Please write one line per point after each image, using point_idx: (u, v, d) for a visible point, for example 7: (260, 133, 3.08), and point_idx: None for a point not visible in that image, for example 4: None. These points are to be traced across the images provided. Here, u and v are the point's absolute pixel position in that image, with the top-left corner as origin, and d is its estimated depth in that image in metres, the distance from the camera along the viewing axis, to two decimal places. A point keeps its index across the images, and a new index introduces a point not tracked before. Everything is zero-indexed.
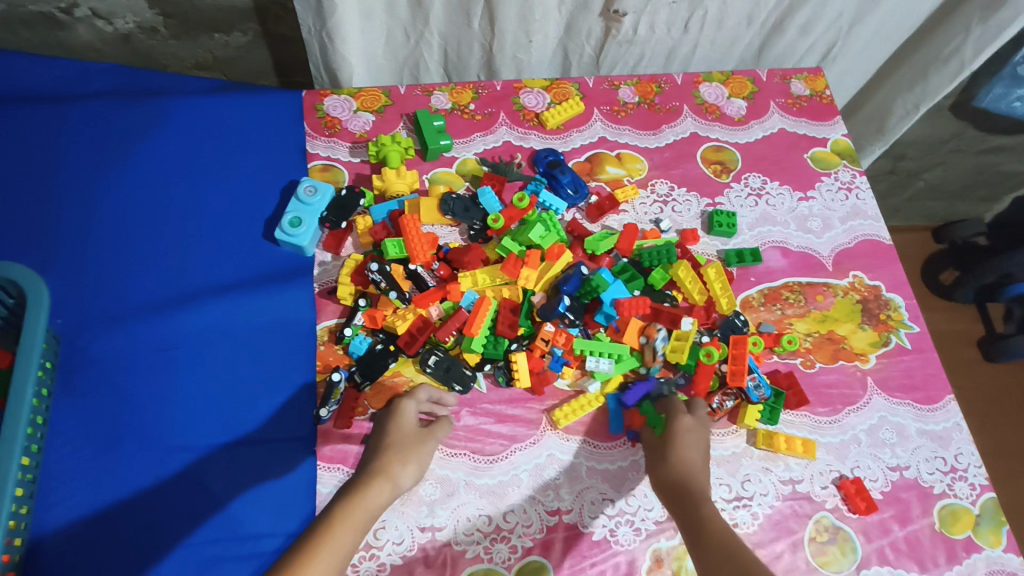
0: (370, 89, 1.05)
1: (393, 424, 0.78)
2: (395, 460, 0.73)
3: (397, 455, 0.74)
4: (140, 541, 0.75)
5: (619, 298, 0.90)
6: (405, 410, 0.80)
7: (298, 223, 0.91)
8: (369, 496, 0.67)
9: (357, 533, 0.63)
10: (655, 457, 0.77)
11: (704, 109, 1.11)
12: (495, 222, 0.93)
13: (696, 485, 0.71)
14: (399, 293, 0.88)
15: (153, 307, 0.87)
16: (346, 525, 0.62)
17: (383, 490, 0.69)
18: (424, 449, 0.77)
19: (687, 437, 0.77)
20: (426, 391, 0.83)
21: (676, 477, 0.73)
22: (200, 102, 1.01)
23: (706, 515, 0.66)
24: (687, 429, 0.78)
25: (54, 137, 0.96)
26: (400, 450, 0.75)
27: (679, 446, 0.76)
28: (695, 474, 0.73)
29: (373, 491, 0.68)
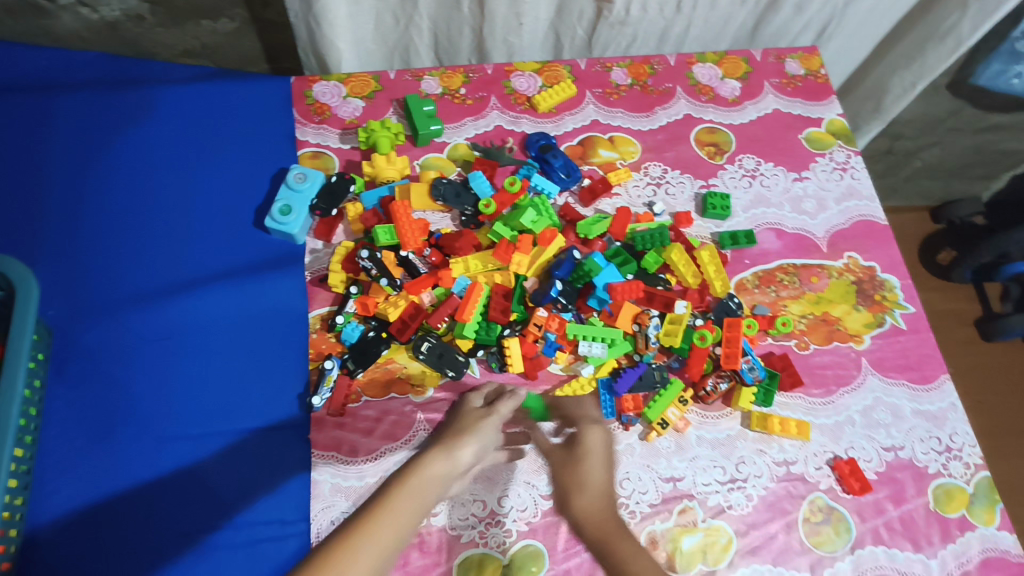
0: (359, 75, 1.04)
1: (458, 413, 0.81)
2: (460, 437, 0.77)
3: (463, 433, 0.78)
4: (135, 530, 0.75)
5: (612, 282, 0.89)
6: (469, 401, 0.83)
7: (288, 212, 0.91)
8: (432, 470, 0.68)
9: (422, 505, 0.63)
10: (562, 485, 0.80)
11: (697, 90, 1.09)
12: (487, 207, 0.92)
13: (606, 513, 0.78)
14: (391, 280, 0.88)
15: (144, 297, 0.87)
16: (411, 494, 0.62)
17: (443, 463, 0.71)
18: (486, 432, 0.80)
19: (592, 458, 0.82)
20: (490, 386, 0.86)
21: (594, 516, 0.77)
22: (188, 90, 1.00)
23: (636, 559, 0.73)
24: (592, 448, 0.83)
25: (41, 126, 0.95)
26: (465, 433, 0.78)
27: (586, 471, 0.81)
28: (601, 501, 0.79)
29: (436, 464, 0.69)
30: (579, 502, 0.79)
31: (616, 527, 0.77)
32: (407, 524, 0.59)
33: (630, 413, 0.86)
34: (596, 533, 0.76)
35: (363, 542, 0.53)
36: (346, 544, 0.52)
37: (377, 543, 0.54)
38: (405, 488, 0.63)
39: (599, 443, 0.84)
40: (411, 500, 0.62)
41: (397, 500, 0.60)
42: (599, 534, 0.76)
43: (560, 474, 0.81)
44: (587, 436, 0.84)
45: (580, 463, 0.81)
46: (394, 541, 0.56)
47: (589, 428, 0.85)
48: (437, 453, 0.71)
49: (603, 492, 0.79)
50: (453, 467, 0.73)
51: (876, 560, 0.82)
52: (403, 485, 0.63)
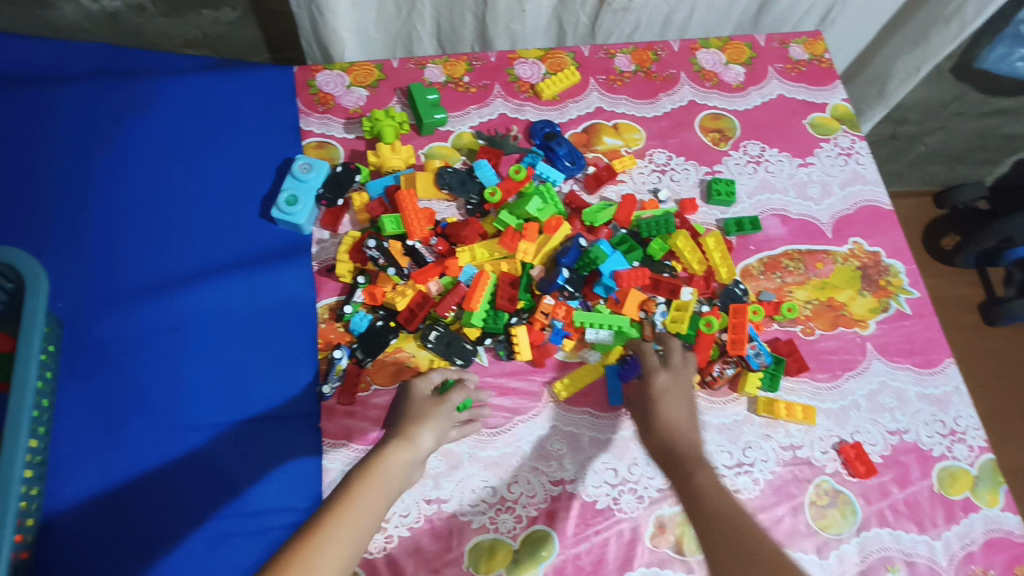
0: (362, 64, 1.04)
1: (407, 399, 0.74)
2: (412, 427, 0.69)
3: (414, 422, 0.70)
4: (150, 519, 0.76)
5: (618, 269, 0.90)
6: (418, 385, 0.76)
7: (294, 202, 0.91)
8: (387, 469, 0.63)
9: (387, 493, 0.61)
10: (643, 424, 0.77)
11: (701, 76, 1.09)
12: (492, 195, 0.93)
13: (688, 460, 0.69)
14: (398, 269, 0.88)
15: (153, 289, 0.87)
16: (374, 485, 0.61)
17: (403, 454, 0.65)
18: (446, 418, 0.72)
19: (663, 399, 0.77)
20: (438, 372, 0.80)
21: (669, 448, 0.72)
22: (191, 81, 1.00)
23: (703, 480, 0.66)
24: (663, 388, 0.78)
25: (45, 118, 0.95)
26: (419, 418, 0.70)
27: (657, 410, 0.76)
28: (682, 436, 0.72)
29: (391, 462, 0.64)
30: (656, 437, 0.74)
31: (697, 458, 0.70)
32: (374, 516, 0.59)
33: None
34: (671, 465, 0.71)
35: (328, 542, 0.54)
36: (309, 548, 0.53)
37: (339, 544, 0.54)
38: (367, 479, 0.61)
39: (668, 385, 0.78)
40: (376, 490, 0.60)
41: (359, 494, 0.59)
42: (683, 466, 0.69)
43: (642, 415, 0.78)
44: (654, 378, 0.79)
45: (656, 403, 0.76)
46: (363, 535, 0.56)
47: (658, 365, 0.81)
48: (391, 451, 0.65)
49: (677, 427, 0.73)
50: (414, 457, 0.66)
51: (882, 542, 0.83)
52: (365, 477, 0.61)
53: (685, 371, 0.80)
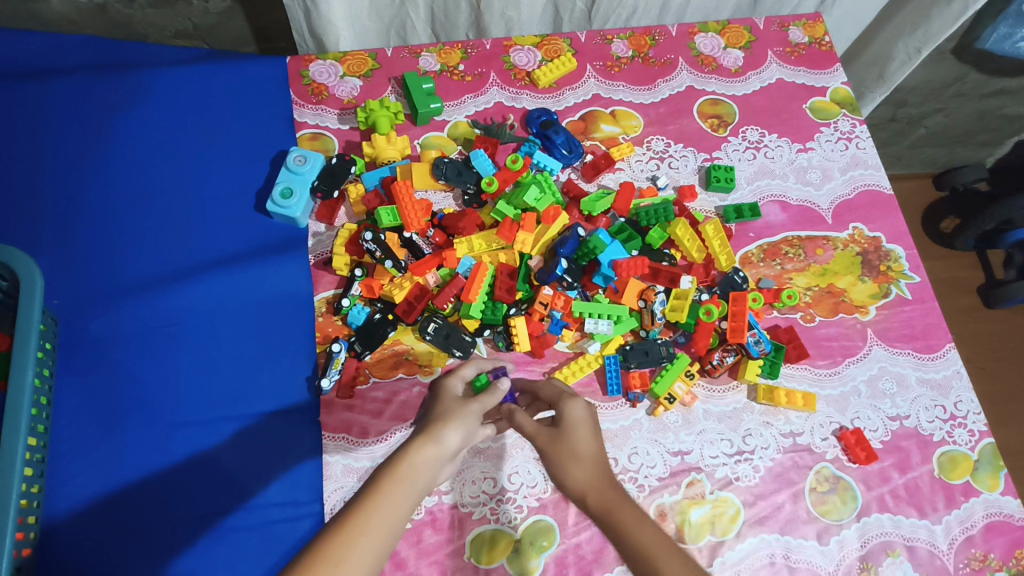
0: (355, 52, 1.02)
1: (441, 397, 0.73)
2: (444, 425, 0.66)
3: (443, 421, 0.67)
4: (152, 516, 0.76)
5: (616, 259, 0.89)
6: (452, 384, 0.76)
7: (289, 194, 0.90)
8: (422, 463, 0.60)
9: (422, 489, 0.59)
10: (554, 467, 0.67)
11: (699, 61, 1.08)
12: (489, 185, 0.92)
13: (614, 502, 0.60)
14: (395, 261, 0.86)
15: (149, 284, 0.87)
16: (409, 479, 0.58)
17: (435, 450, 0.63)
18: (476, 418, 0.70)
19: (578, 429, 0.68)
20: (472, 366, 0.79)
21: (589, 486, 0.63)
22: (182, 73, 0.99)
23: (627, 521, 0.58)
24: (579, 418, 0.69)
25: (36, 113, 0.94)
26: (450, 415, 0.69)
27: (573, 444, 0.67)
28: (597, 473, 0.64)
29: (421, 459, 0.60)
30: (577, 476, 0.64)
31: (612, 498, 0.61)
32: (407, 508, 0.56)
33: (637, 389, 0.86)
34: (591, 498, 0.62)
35: (356, 537, 0.50)
36: (340, 542, 0.50)
37: (370, 539, 0.51)
38: (394, 475, 0.58)
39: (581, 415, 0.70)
40: (404, 486, 0.57)
41: (387, 491, 0.56)
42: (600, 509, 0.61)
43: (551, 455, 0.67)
44: (568, 407, 0.71)
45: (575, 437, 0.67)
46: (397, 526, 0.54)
47: (568, 397, 0.73)
48: (419, 447, 0.61)
49: (598, 461, 0.65)
50: (442, 455, 0.63)
51: (882, 527, 0.84)
52: (394, 472, 0.58)
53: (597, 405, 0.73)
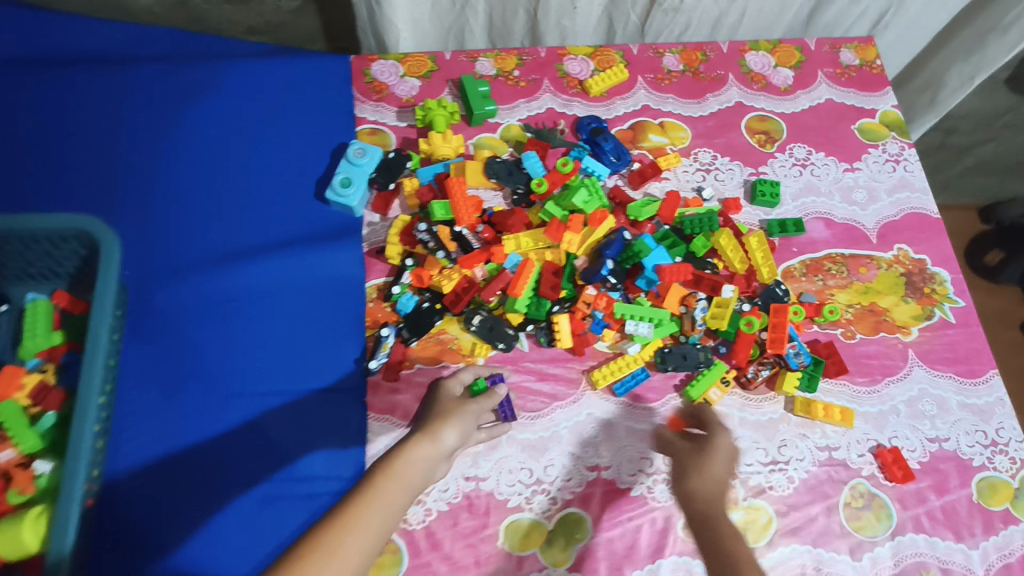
0: (416, 55, 1.07)
1: (436, 398, 0.77)
2: (437, 425, 0.69)
3: (440, 421, 0.72)
4: (203, 479, 0.79)
5: (661, 263, 0.90)
6: (448, 386, 0.80)
7: (348, 184, 0.93)
8: (409, 463, 0.62)
9: (409, 488, 0.60)
10: (682, 465, 0.71)
11: (749, 77, 1.10)
12: (539, 185, 0.94)
13: (716, 498, 0.65)
14: (446, 253, 0.89)
15: (212, 261, 0.91)
16: (397, 478, 0.60)
17: (426, 449, 0.65)
18: (471, 417, 0.75)
19: (716, 454, 0.71)
20: (470, 371, 0.84)
21: (702, 494, 0.65)
22: (256, 68, 1.05)
23: (726, 533, 0.61)
24: (723, 449, 0.72)
25: (121, 97, 1.00)
26: (444, 416, 0.72)
27: (709, 460, 0.70)
28: (717, 487, 0.67)
29: (413, 455, 0.63)
30: (689, 475, 0.69)
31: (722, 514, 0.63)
32: (396, 509, 0.58)
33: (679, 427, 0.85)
34: (700, 512, 0.64)
35: (349, 531, 0.53)
36: (333, 530, 0.53)
37: (361, 534, 0.54)
38: (389, 471, 0.60)
39: (728, 446, 0.73)
40: (398, 482, 0.60)
41: (381, 485, 0.59)
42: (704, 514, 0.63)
43: (684, 459, 0.73)
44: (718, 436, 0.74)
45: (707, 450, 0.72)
46: (387, 524, 0.57)
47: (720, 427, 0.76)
48: (413, 446, 0.64)
49: (722, 484, 0.67)
50: (436, 453, 0.66)
51: (917, 547, 0.83)
52: (388, 469, 0.60)
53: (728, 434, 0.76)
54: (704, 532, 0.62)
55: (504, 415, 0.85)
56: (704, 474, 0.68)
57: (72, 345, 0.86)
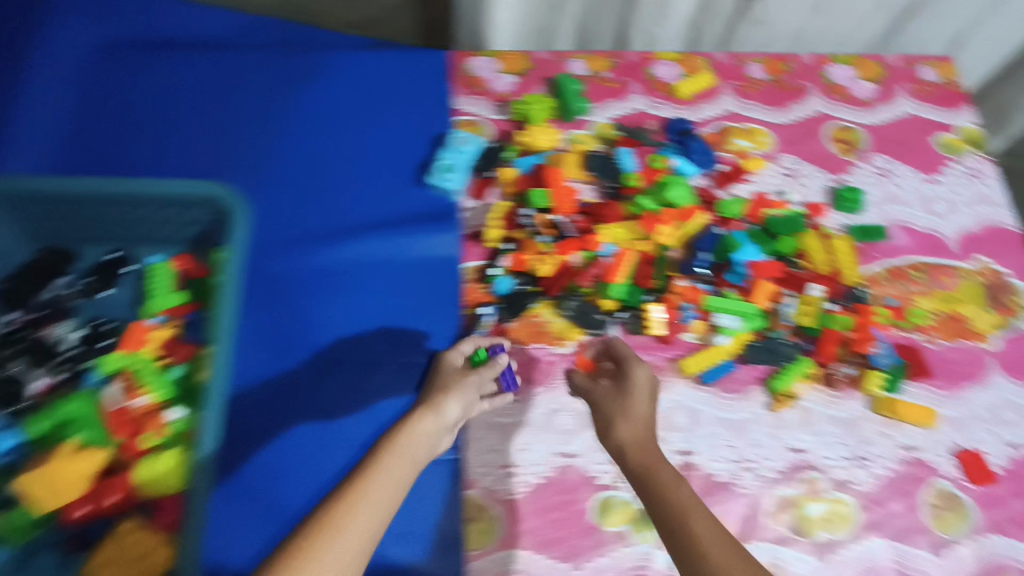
0: (512, 54, 1.13)
1: (439, 373, 0.86)
2: (439, 399, 0.80)
3: (439, 393, 0.81)
4: (316, 440, 0.85)
5: (754, 260, 0.94)
6: (449, 359, 0.87)
7: (449, 170, 0.99)
8: (413, 437, 0.73)
9: (410, 461, 0.69)
10: (604, 417, 0.77)
11: (831, 88, 1.12)
12: (633, 180, 0.99)
13: (647, 445, 0.72)
14: (550, 238, 0.94)
15: (318, 237, 0.96)
16: (399, 454, 0.69)
17: (428, 423, 0.76)
18: (471, 388, 0.83)
19: (638, 393, 0.78)
20: (471, 342, 0.89)
21: (637, 440, 0.73)
22: (360, 59, 1.10)
23: (667, 479, 0.67)
24: (641, 382, 0.79)
25: (235, 82, 1.06)
26: (445, 390, 0.82)
27: (631, 403, 0.77)
28: (645, 429, 0.74)
29: (415, 430, 0.74)
30: (618, 426, 0.75)
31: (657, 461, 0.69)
32: (403, 479, 0.67)
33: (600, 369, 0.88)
34: (640, 463, 0.70)
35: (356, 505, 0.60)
36: (343, 509, 0.59)
37: (367, 504, 0.61)
38: (392, 449, 0.70)
39: (645, 380, 0.80)
40: (403, 458, 0.69)
41: (386, 465, 0.67)
42: (641, 467, 0.70)
43: (605, 406, 0.78)
44: (633, 372, 0.80)
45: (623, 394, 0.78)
46: (392, 494, 0.64)
47: (633, 360, 0.82)
48: (415, 421, 0.75)
49: (646, 424, 0.75)
50: (438, 424, 0.77)
51: (997, 548, 0.85)
52: (393, 447, 0.70)
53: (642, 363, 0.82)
54: (643, 489, 0.68)
55: (506, 384, 0.87)
56: (628, 422, 0.75)
57: (192, 304, 0.89)
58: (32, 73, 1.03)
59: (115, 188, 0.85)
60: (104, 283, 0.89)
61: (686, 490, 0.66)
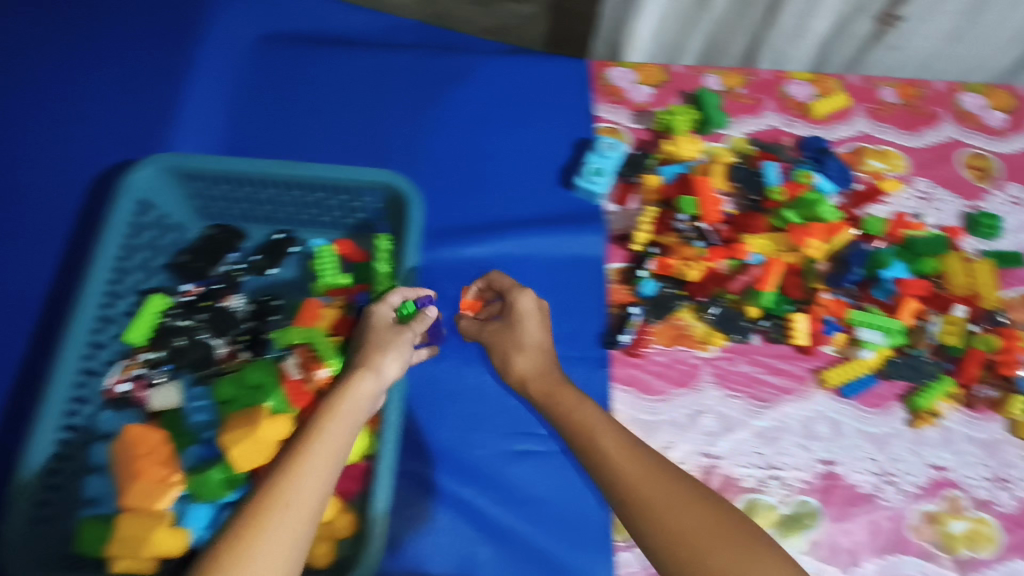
0: (649, 66, 1.16)
1: (368, 329, 0.75)
2: (376, 356, 0.70)
3: (374, 351, 0.71)
4: (478, 422, 0.89)
5: (901, 278, 0.96)
6: (377, 312, 0.76)
7: (599, 173, 1.01)
8: (352, 399, 0.65)
9: (353, 423, 0.64)
10: (505, 349, 0.78)
11: (964, 116, 1.15)
12: (777, 194, 1.01)
13: (561, 383, 0.73)
14: (705, 244, 0.97)
15: (468, 229, 1.00)
16: (341, 416, 0.63)
17: (366, 385, 0.66)
18: (406, 344, 0.73)
19: (527, 320, 0.78)
20: (398, 294, 0.79)
21: (536, 374, 0.75)
22: (506, 63, 1.13)
23: (587, 422, 0.68)
24: (527, 311, 0.78)
25: (385, 77, 1.10)
26: (378, 348, 0.71)
27: (523, 330, 0.77)
28: (544, 357, 0.76)
29: (355, 392, 0.65)
30: (519, 358, 0.76)
31: (573, 401, 0.71)
32: (343, 439, 0.62)
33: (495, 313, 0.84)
34: (541, 389, 0.73)
35: (298, 476, 0.57)
36: (284, 484, 0.56)
37: (309, 471, 0.58)
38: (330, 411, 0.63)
39: (530, 305, 0.79)
40: (339, 416, 0.63)
41: (324, 423, 0.62)
42: (561, 415, 0.70)
43: (500, 341, 0.79)
44: (517, 301, 0.80)
45: (515, 326, 0.78)
46: (337, 455, 0.61)
47: (517, 289, 0.81)
48: (355, 384, 0.66)
49: (542, 349, 0.77)
50: (380, 386, 0.68)
51: None
52: (328, 409, 0.63)
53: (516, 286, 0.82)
54: (550, 414, 0.72)
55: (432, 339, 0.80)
56: (527, 352, 0.76)
57: (360, 286, 0.93)
58: (198, 57, 1.06)
59: (288, 173, 0.86)
60: (272, 261, 0.93)
61: (590, 413, 0.69)
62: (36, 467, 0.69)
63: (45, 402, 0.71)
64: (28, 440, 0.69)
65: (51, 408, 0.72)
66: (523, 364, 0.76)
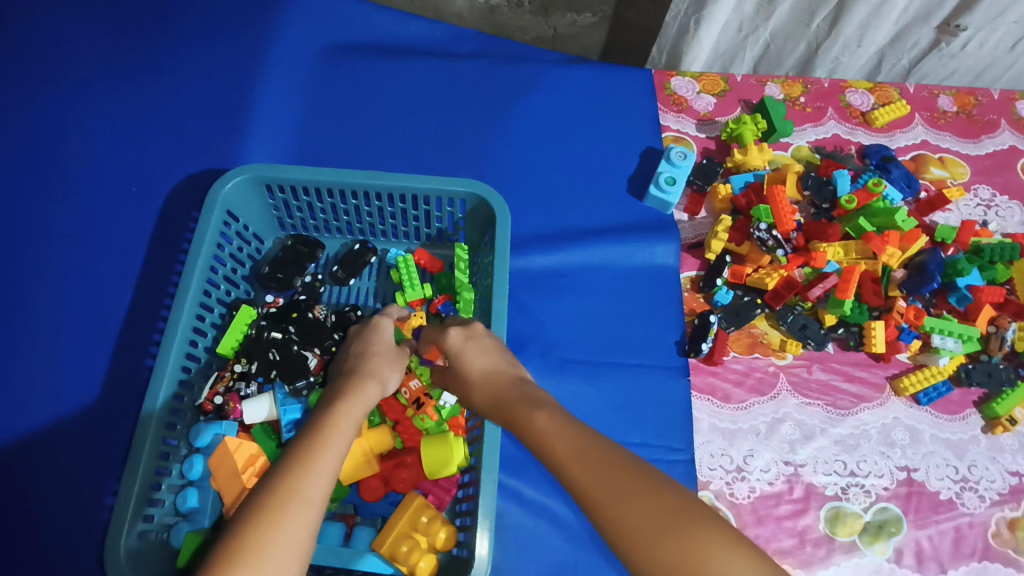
0: (709, 75, 1.17)
1: (365, 340, 0.79)
2: (379, 364, 0.76)
3: (373, 357, 0.77)
4: None
5: (974, 285, 0.97)
6: (381, 324, 0.81)
7: (672, 182, 1.02)
8: (363, 392, 0.70)
9: (365, 407, 0.68)
10: (462, 387, 0.76)
11: (1020, 124, 1.17)
12: (848, 202, 1.01)
13: (515, 399, 0.70)
14: (785, 252, 0.97)
15: (541, 239, 1.00)
16: (354, 402, 0.67)
17: (374, 388, 0.72)
18: (404, 358, 0.81)
19: (465, 353, 0.76)
20: (395, 308, 0.87)
21: (491, 397, 0.72)
22: (570, 73, 1.14)
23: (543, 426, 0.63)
24: (460, 343, 0.77)
25: (451, 88, 1.11)
26: (380, 356, 0.77)
27: (468, 365, 0.75)
28: (494, 381, 0.73)
29: (365, 389, 0.70)
30: (477, 395, 0.74)
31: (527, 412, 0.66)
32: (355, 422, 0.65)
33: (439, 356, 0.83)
34: (500, 417, 0.70)
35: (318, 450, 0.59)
36: (300, 457, 0.57)
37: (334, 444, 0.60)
38: (345, 397, 0.68)
39: (459, 339, 0.78)
40: (353, 401, 0.68)
41: (338, 408, 0.66)
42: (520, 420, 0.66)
43: (455, 378, 0.77)
44: (447, 336, 0.79)
45: (461, 362, 0.76)
46: (348, 432, 0.63)
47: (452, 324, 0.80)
48: (362, 385, 0.71)
49: (492, 374, 0.74)
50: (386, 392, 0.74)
51: None
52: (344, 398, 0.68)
53: (465, 320, 0.81)
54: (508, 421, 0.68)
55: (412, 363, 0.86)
56: (479, 385, 0.74)
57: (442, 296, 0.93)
58: (266, 65, 1.04)
59: (372, 183, 0.86)
60: (352, 272, 0.94)
61: (554, 417, 0.64)
62: (155, 425, 0.72)
63: (155, 389, 0.73)
64: (148, 405, 0.72)
65: (166, 376, 0.74)
66: (481, 397, 0.73)
